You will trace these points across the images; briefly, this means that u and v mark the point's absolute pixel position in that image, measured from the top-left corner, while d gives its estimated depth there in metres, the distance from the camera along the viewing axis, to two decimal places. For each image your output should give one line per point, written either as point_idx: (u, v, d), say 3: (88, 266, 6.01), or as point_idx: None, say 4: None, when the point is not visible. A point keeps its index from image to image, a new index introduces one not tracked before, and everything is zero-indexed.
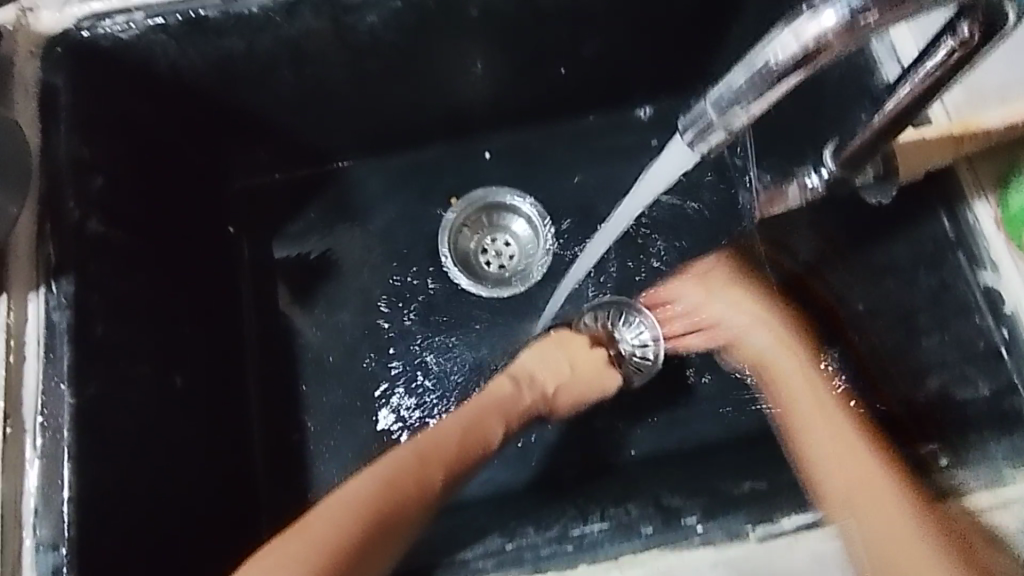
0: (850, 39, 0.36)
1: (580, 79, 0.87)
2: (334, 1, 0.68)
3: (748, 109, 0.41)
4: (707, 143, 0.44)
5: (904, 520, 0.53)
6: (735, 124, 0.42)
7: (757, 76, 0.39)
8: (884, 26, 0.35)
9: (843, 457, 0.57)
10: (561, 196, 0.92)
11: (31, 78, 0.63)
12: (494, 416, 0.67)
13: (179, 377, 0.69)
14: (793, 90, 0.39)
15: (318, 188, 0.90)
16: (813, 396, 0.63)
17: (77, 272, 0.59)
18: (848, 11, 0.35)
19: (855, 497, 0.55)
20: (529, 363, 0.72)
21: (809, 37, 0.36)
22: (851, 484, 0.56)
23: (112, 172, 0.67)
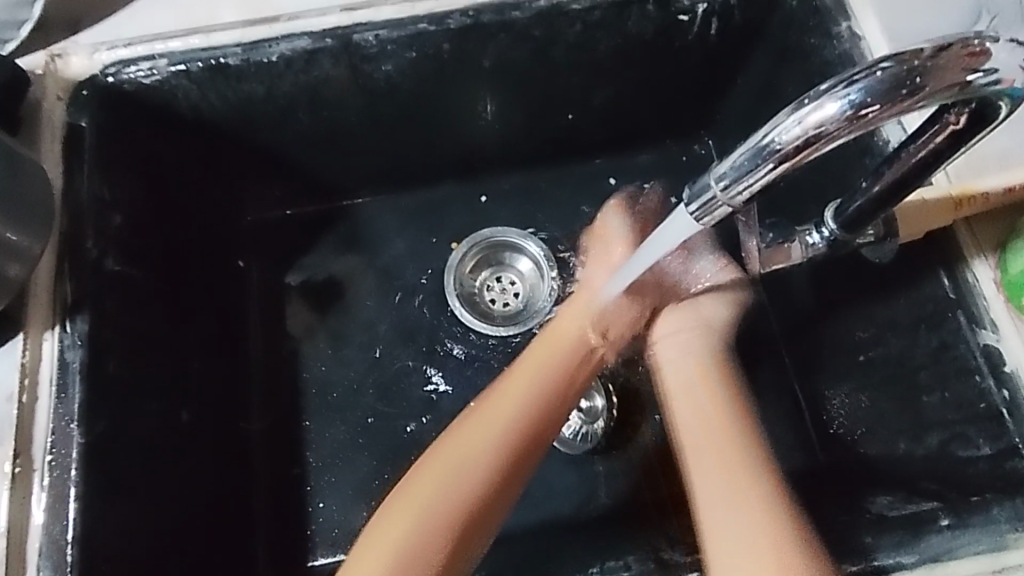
0: (851, 128, 0.40)
1: (588, 125, 0.89)
2: (352, 50, 0.71)
3: (749, 185, 0.45)
4: (712, 214, 0.49)
5: (777, 535, 0.55)
6: (737, 198, 0.46)
7: (762, 156, 0.43)
8: (882, 119, 0.39)
9: (710, 459, 0.60)
10: (566, 237, 0.93)
11: (57, 121, 0.65)
12: (551, 368, 0.67)
13: (185, 412, 0.70)
14: (795, 169, 0.43)
15: (330, 224, 0.92)
16: (689, 405, 0.64)
17: (92, 310, 0.60)
18: (849, 104, 0.39)
19: (732, 501, 0.57)
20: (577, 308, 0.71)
21: (812, 124, 0.40)
22: (724, 484, 0.58)
23: (132, 210, 0.69)
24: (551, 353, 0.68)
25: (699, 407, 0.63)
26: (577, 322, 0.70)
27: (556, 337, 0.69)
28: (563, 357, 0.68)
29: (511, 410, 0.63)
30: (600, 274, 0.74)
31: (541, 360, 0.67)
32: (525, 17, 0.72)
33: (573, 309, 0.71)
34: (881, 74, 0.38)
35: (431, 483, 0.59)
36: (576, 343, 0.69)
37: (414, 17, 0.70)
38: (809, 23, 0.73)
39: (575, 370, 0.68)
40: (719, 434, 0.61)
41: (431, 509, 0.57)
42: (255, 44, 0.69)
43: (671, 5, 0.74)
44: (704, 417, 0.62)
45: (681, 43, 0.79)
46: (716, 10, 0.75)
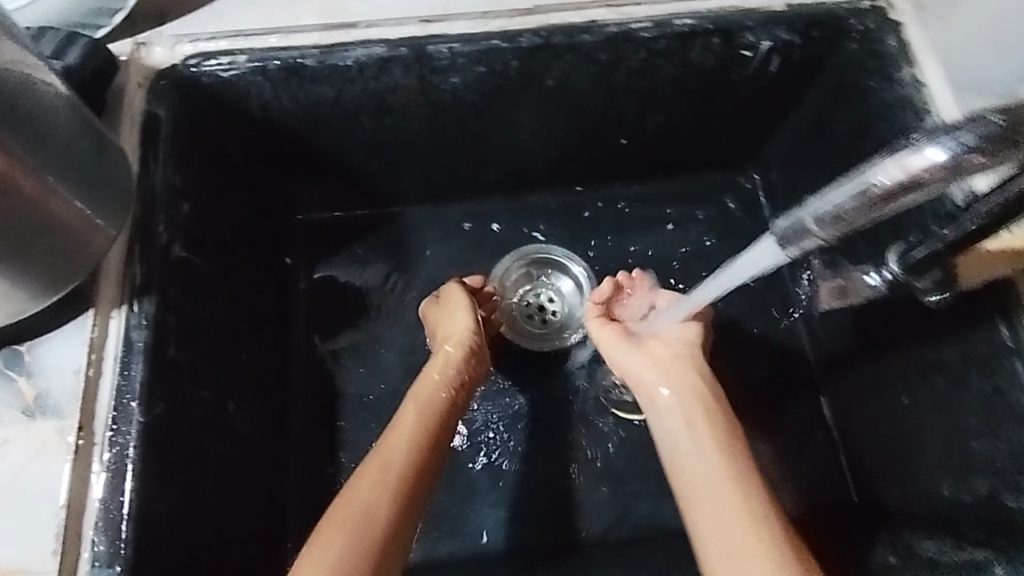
0: (952, 177, 0.40)
1: (639, 150, 0.91)
2: (424, 61, 0.72)
3: (846, 221, 0.46)
4: (805, 242, 0.50)
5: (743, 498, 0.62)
6: (831, 232, 0.47)
7: (863, 195, 0.44)
8: (984, 170, 0.40)
9: (693, 455, 0.67)
10: (607, 259, 0.95)
11: (138, 107, 0.67)
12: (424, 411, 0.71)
13: (232, 402, 0.70)
14: (891, 212, 0.44)
15: (378, 229, 0.93)
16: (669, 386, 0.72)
17: (157, 294, 0.61)
18: (955, 151, 0.39)
19: (704, 466, 0.65)
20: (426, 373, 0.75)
21: (916, 168, 0.41)
22: (704, 482, 0.64)
23: (198, 200, 0.71)
24: (426, 385, 0.74)
25: (681, 412, 0.70)
26: (438, 370, 0.75)
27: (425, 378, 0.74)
28: (436, 377, 0.74)
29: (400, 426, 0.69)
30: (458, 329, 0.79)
31: (422, 388, 0.74)
32: (594, 41, 0.73)
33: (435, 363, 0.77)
34: (991, 125, 0.39)
35: (364, 488, 0.63)
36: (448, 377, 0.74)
37: (488, 33, 0.72)
38: (870, 66, 0.75)
39: (448, 387, 0.74)
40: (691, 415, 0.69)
41: (369, 497, 0.62)
42: (333, 48, 0.71)
43: (735, 40, 0.75)
44: (688, 420, 0.69)
45: (740, 77, 0.81)
46: (779, 48, 0.77)
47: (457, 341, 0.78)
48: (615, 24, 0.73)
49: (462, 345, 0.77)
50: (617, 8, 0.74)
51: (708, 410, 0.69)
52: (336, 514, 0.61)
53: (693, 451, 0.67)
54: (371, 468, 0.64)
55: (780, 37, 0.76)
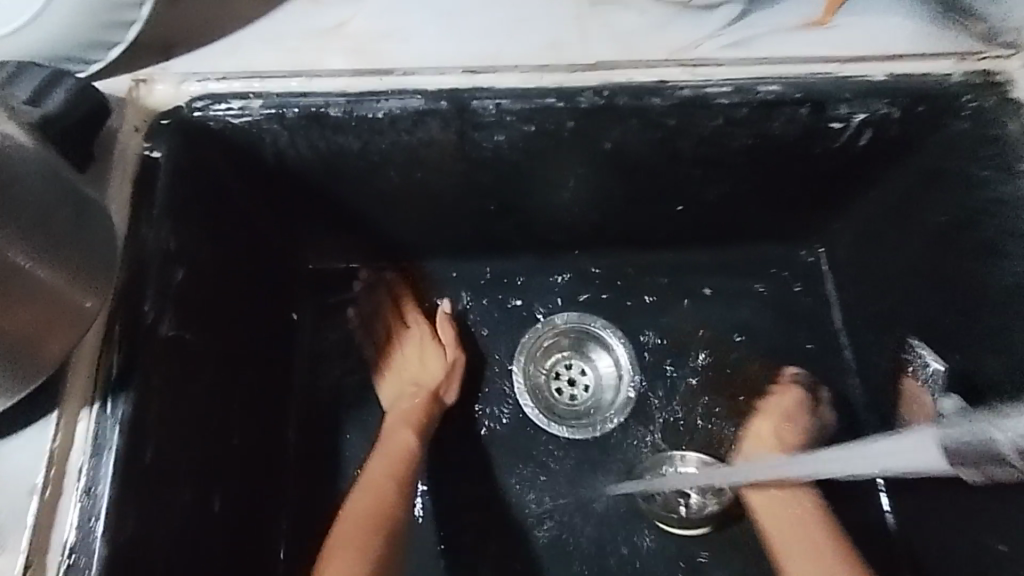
0: None
1: (695, 218, 0.81)
2: (465, 117, 0.63)
3: None
4: None
5: None
6: None
7: None
8: None
9: (798, 547, 0.71)
10: (648, 335, 0.85)
11: (132, 154, 0.57)
12: (406, 437, 0.75)
13: (218, 496, 0.62)
14: None
15: (395, 284, 0.84)
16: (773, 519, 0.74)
17: (137, 388, 0.52)
18: None
19: (815, 556, 0.70)
20: (410, 377, 0.80)
21: None
22: (818, 566, 0.69)
23: (196, 263, 0.61)
24: (404, 418, 0.76)
25: (805, 535, 0.72)
26: (410, 406, 0.77)
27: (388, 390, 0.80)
28: (410, 413, 0.77)
29: (395, 453, 0.73)
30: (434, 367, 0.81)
31: (396, 422, 0.76)
32: (664, 105, 0.63)
33: (398, 397, 0.79)
34: None
35: (380, 492, 0.70)
36: (427, 380, 0.80)
37: (541, 90, 0.62)
38: (983, 153, 0.64)
39: (422, 421, 0.77)
40: (810, 542, 0.71)
41: (375, 504, 0.69)
42: (361, 97, 0.61)
43: (826, 112, 0.65)
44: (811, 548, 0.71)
45: (823, 151, 0.70)
46: (875, 122, 0.67)
47: (427, 385, 0.80)
48: (689, 87, 0.63)
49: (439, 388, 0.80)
50: (693, 69, 0.64)
51: (821, 546, 0.71)
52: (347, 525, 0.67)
53: (795, 550, 0.71)
54: (362, 492, 0.70)
55: (879, 111, 0.65)
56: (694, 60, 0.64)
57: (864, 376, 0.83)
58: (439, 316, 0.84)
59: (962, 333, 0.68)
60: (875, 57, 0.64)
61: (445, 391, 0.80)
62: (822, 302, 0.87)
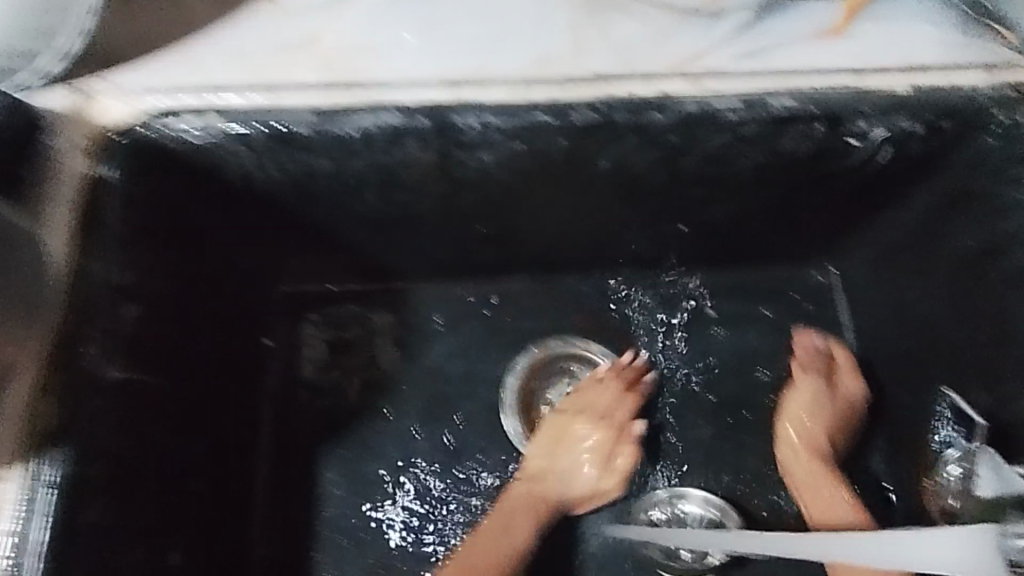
0: None
1: (698, 238, 0.75)
2: (448, 135, 0.57)
3: None
4: None
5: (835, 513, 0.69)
6: None
7: None
8: None
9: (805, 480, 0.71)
10: (648, 361, 0.80)
11: (76, 178, 0.52)
12: (530, 509, 0.69)
13: (181, 551, 0.57)
14: None
15: (377, 307, 0.78)
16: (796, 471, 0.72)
17: (76, 443, 0.46)
18: None
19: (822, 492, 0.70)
20: (552, 456, 0.72)
21: None
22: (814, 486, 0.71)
23: (155, 297, 0.55)
24: (527, 509, 0.69)
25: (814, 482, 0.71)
26: (535, 496, 0.70)
27: (534, 449, 0.73)
28: (530, 511, 0.69)
29: (508, 544, 0.67)
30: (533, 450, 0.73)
31: (514, 515, 0.69)
32: (666, 121, 0.58)
33: (531, 478, 0.71)
34: None
35: (489, 556, 0.66)
36: (554, 452, 0.72)
37: (531, 104, 0.57)
38: (1014, 174, 0.58)
39: (541, 525, 0.69)
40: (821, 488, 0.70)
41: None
42: (334, 114, 0.55)
43: (843, 128, 0.60)
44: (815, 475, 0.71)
45: (839, 168, 0.64)
46: (895, 139, 0.61)
47: (581, 492, 0.72)
48: (694, 101, 0.57)
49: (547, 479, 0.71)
50: (698, 81, 0.58)
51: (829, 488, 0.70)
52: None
53: (799, 475, 0.72)
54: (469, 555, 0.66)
55: (901, 129, 0.60)
56: (698, 72, 0.58)
57: (878, 406, 0.77)
58: (626, 423, 0.74)
59: (989, 367, 0.63)
60: (898, 69, 0.59)
61: (613, 453, 0.73)
62: (833, 324, 0.81)
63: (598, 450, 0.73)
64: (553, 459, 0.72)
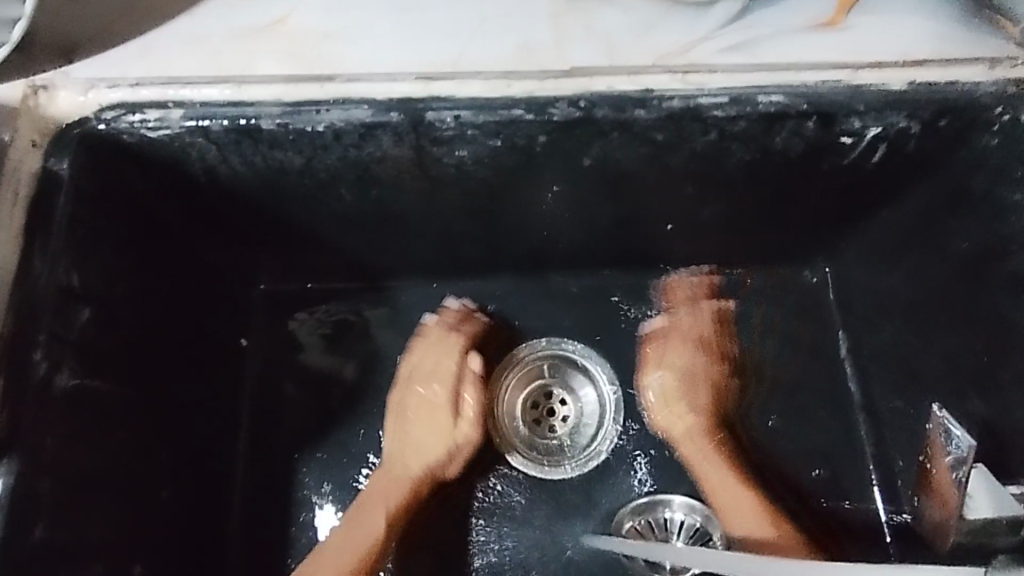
0: None
1: (688, 237, 0.72)
2: (421, 129, 0.54)
3: None
4: None
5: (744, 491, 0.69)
6: None
7: None
8: None
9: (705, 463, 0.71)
10: (636, 363, 0.77)
11: (27, 173, 0.50)
12: (401, 479, 0.68)
13: (140, 562, 0.55)
14: None
15: (357, 307, 0.76)
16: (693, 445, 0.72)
17: (23, 453, 0.44)
18: None
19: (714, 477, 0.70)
20: (414, 421, 0.71)
21: None
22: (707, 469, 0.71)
23: (109, 299, 0.53)
24: (380, 490, 0.67)
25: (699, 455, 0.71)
26: (387, 476, 0.68)
27: (399, 418, 0.71)
28: (393, 491, 0.68)
29: (365, 532, 0.65)
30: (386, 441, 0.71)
31: (375, 501, 0.67)
32: (649, 117, 0.55)
33: (393, 460, 0.69)
34: None
35: (358, 541, 0.65)
36: (415, 410, 0.71)
37: (508, 99, 0.54)
38: (1015, 174, 0.56)
39: (401, 503, 0.68)
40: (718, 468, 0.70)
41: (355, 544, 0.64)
42: (299, 107, 0.53)
43: (836, 125, 0.57)
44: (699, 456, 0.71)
45: (832, 167, 0.62)
46: (890, 137, 0.59)
47: (437, 456, 0.69)
48: (679, 96, 0.55)
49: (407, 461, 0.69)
50: (684, 75, 0.55)
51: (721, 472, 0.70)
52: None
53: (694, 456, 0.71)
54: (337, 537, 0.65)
55: (896, 125, 0.57)
56: (684, 66, 0.55)
57: (871, 412, 0.75)
58: (466, 372, 0.73)
59: (986, 376, 0.61)
60: (894, 64, 0.56)
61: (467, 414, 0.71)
62: (827, 327, 0.79)
63: (450, 416, 0.71)
64: (412, 423, 0.71)
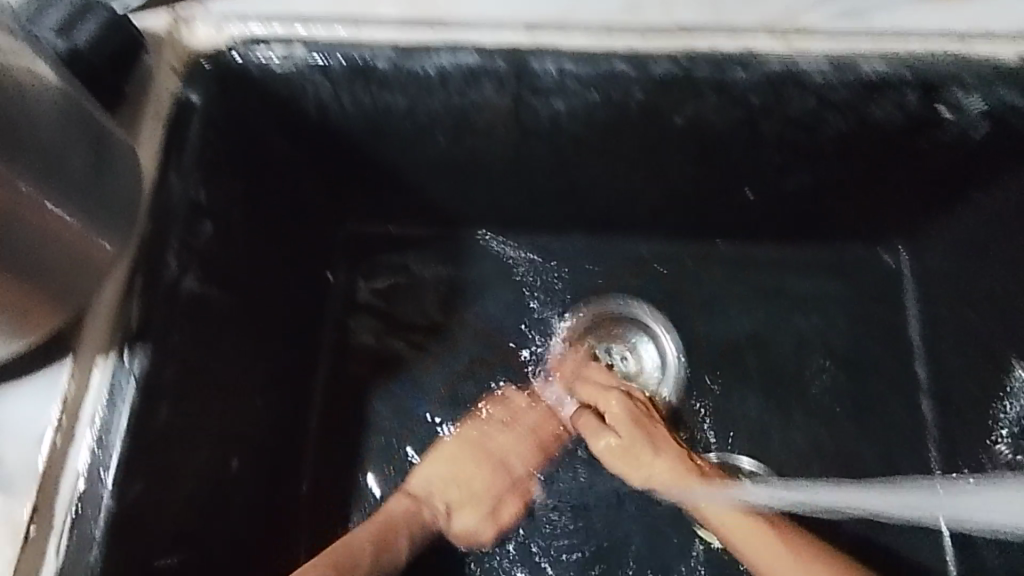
0: None
1: (768, 208, 0.73)
2: (524, 79, 0.57)
3: None
4: None
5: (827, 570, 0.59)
6: None
7: None
8: None
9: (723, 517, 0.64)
10: (701, 329, 0.79)
11: (167, 95, 0.54)
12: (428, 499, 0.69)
13: (237, 458, 0.60)
14: None
15: (438, 252, 0.80)
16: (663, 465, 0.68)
17: (156, 343, 0.49)
18: None
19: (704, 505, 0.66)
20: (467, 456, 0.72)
21: None
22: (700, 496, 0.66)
23: (227, 220, 0.58)
24: (411, 512, 0.68)
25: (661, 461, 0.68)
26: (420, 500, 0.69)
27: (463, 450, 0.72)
28: (415, 518, 0.68)
29: (388, 538, 0.65)
30: (512, 509, 0.72)
31: (407, 514, 0.67)
32: (748, 79, 0.56)
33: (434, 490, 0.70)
34: None
35: (390, 529, 0.65)
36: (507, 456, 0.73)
37: (610, 54, 0.56)
38: None
39: (419, 524, 0.68)
40: (680, 476, 0.67)
41: (348, 558, 0.61)
42: (412, 51, 0.56)
43: (937, 98, 0.56)
44: (677, 477, 0.67)
45: (926, 145, 0.61)
46: (995, 115, 0.57)
47: (478, 488, 0.71)
48: (780, 60, 0.55)
49: (433, 500, 0.69)
50: (788, 40, 0.56)
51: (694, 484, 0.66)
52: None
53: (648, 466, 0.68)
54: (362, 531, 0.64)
55: (1004, 103, 0.56)
56: (787, 31, 0.56)
57: (938, 397, 0.74)
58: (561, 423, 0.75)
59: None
60: (1005, 41, 0.55)
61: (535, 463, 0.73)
62: (900, 310, 0.78)
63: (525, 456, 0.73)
64: (473, 468, 0.71)
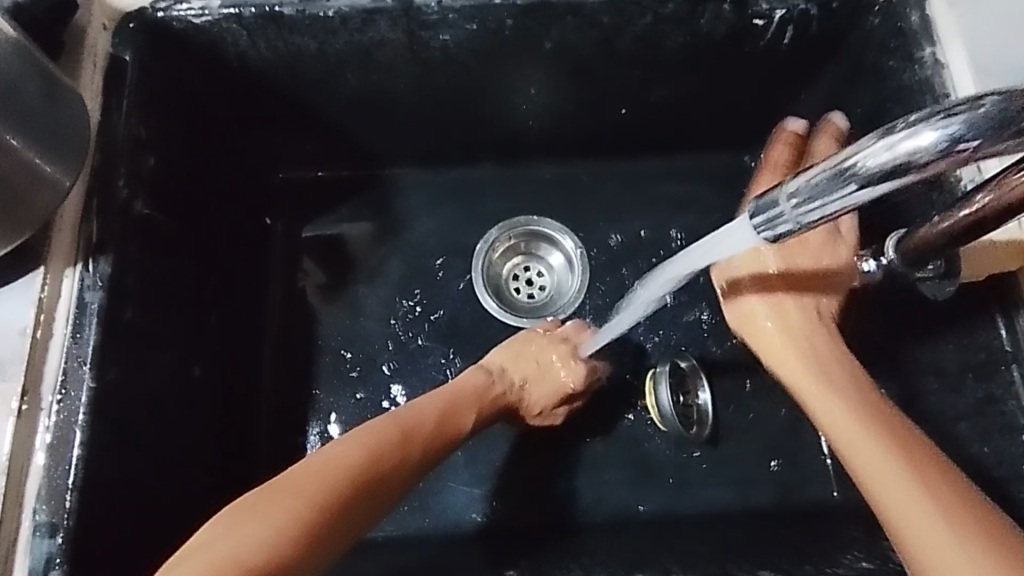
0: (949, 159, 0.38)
1: (642, 122, 0.86)
2: (412, 14, 0.68)
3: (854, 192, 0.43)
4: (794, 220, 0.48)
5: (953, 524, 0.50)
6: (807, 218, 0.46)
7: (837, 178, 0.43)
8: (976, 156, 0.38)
9: (841, 417, 0.59)
10: (600, 233, 0.91)
11: (102, 50, 0.63)
12: (482, 384, 0.71)
13: (197, 367, 0.69)
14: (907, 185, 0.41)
15: (365, 190, 0.89)
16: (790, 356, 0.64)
17: (116, 253, 0.58)
18: (948, 138, 0.37)
19: (828, 413, 0.60)
20: (510, 360, 0.75)
21: (905, 150, 0.39)
22: (844, 421, 0.59)
23: (166, 155, 0.67)
24: (473, 391, 0.69)
25: (786, 348, 0.65)
26: (483, 382, 0.71)
27: (528, 350, 0.76)
28: (471, 402, 0.69)
29: (445, 423, 0.64)
30: (540, 399, 0.76)
31: (467, 391, 0.69)
32: (596, 1, 0.68)
33: (495, 375, 0.73)
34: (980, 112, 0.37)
35: (445, 424, 0.64)
36: (547, 370, 0.76)
37: None
38: (890, 44, 0.69)
39: (476, 403, 0.69)
40: (811, 381, 0.62)
41: (424, 442, 0.61)
42: None
43: (747, 7, 0.70)
44: (812, 377, 0.63)
45: (750, 51, 0.75)
46: (795, 19, 0.71)
47: (525, 376, 0.75)
48: None
49: (506, 374, 0.74)
50: None
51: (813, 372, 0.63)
52: (297, 484, 0.50)
53: (769, 328, 0.66)
54: (414, 414, 0.63)
55: (798, 7, 0.70)
56: None
57: None
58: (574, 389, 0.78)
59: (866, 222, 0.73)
60: None
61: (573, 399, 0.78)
62: None
63: (566, 370, 0.76)
64: (535, 373, 0.76)
